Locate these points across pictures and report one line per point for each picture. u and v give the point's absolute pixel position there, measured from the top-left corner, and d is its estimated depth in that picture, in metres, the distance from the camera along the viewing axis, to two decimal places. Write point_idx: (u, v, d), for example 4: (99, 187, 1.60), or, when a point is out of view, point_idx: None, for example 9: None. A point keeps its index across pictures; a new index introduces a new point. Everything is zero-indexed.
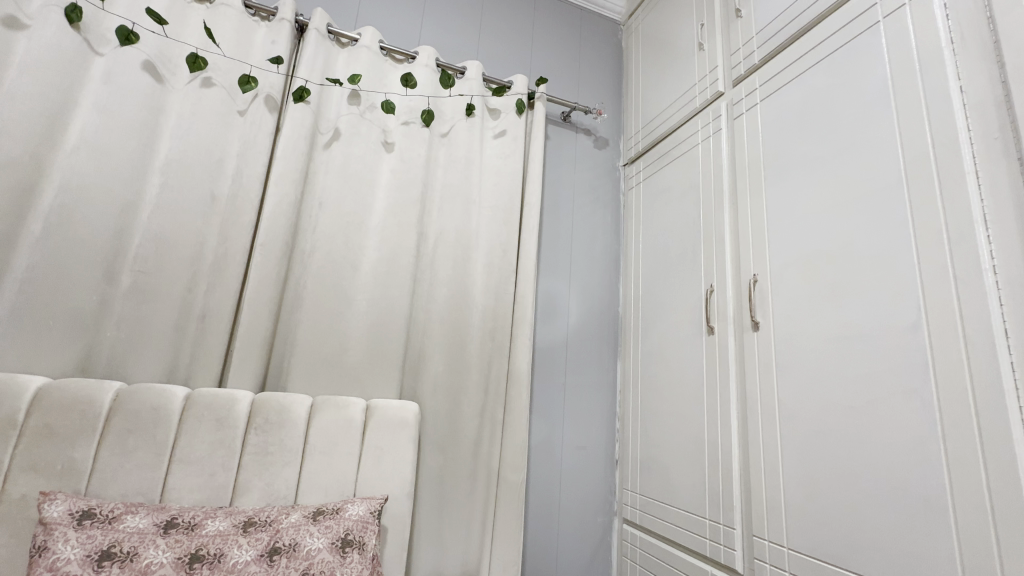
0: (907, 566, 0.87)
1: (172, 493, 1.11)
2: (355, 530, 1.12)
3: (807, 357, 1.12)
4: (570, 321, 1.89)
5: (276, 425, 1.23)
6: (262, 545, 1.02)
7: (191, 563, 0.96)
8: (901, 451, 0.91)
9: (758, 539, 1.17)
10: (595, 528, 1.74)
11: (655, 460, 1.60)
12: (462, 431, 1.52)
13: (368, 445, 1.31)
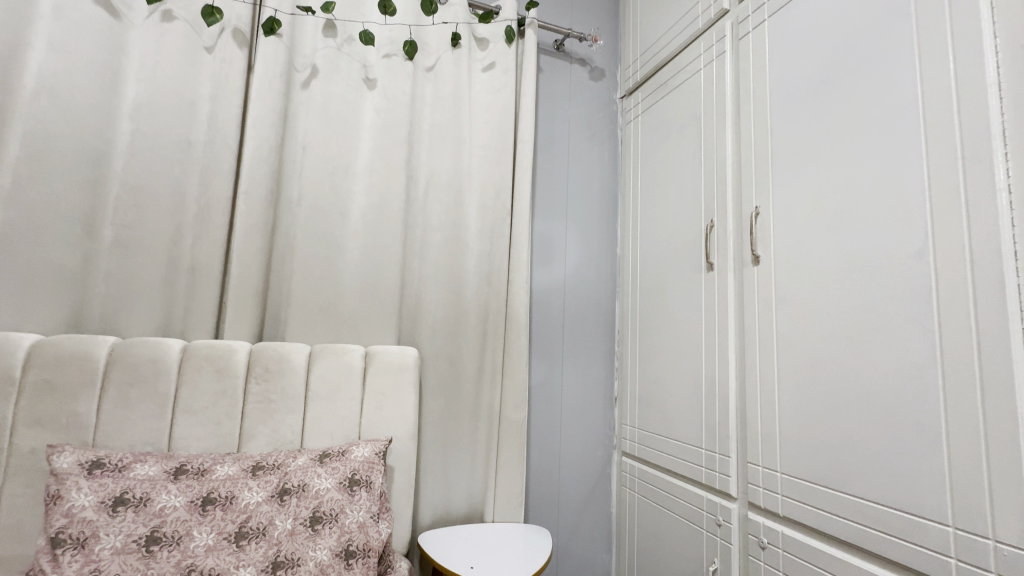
0: (894, 485, 0.90)
1: (180, 441, 1.14)
2: (362, 470, 1.15)
3: (807, 288, 1.11)
4: (568, 263, 1.86)
5: (276, 374, 1.24)
6: (273, 487, 1.06)
7: (204, 506, 0.99)
8: (896, 377, 0.91)
9: (753, 466, 1.22)
10: (595, 461, 1.81)
11: (653, 396, 1.63)
12: (463, 374, 1.54)
13: (370, 390, 1.32)
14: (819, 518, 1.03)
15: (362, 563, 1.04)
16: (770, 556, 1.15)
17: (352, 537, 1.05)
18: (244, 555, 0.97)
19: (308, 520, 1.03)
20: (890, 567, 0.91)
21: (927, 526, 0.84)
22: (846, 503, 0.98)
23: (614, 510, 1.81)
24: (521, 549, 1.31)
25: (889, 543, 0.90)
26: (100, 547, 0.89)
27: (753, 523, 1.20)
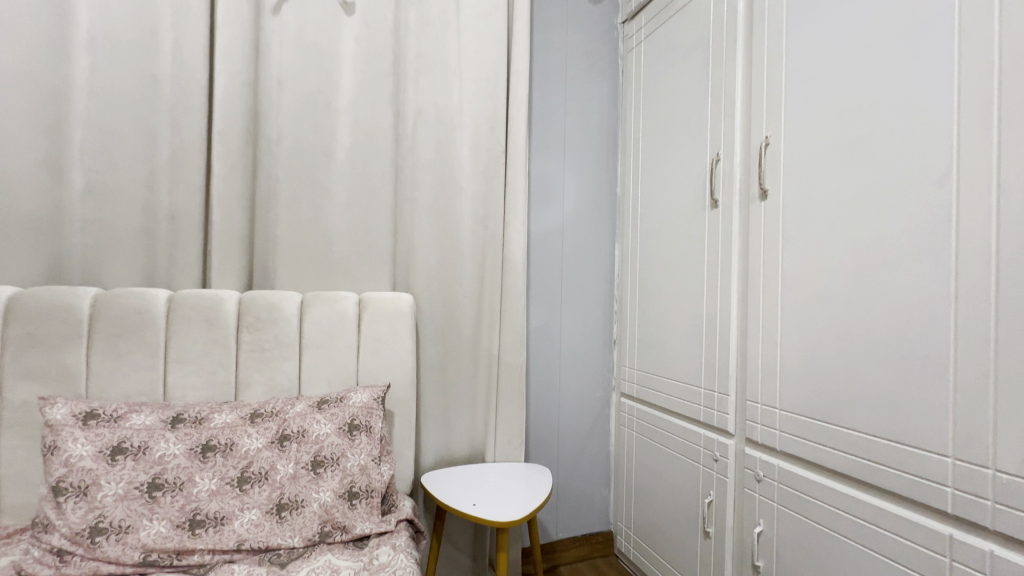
0: (896, 418, 0.90)
1: (176, 391, 1.12)
2: (361, 415, 1.15)
3: (817, 221, 1.06)
4: (566, 204, 1.79)
5: (268, 322, 1.21)
6: (272, 433, 1.06)
7: (204, 453, 0.99)
8: (908, 311, 0.88)
9: (752, 403, 1.22)
10: (594, 402, 1.83)
11: (653, 337, 1.62)
12: (461, 320, 1.52)
13: (365, 337, 1.30)
14: (817, 451, 1.04)
15: (366, 503, 1.05)
16: (765, 488, 1.18)
17: (355, 479, 1.06)
18: (248, 498, 0.98)
19: (310, 464, 1.04)
20: (885, 496, 0.92)
21: (927, 457, 0.85)
22: (845, 437, 0.99)
23: (613, 448, 1.86)
24: (522, 487, 1.35)
25: (886, 473, 0.91)
26: (103, 494, 0.90)
27: (750, 458, 1.22)
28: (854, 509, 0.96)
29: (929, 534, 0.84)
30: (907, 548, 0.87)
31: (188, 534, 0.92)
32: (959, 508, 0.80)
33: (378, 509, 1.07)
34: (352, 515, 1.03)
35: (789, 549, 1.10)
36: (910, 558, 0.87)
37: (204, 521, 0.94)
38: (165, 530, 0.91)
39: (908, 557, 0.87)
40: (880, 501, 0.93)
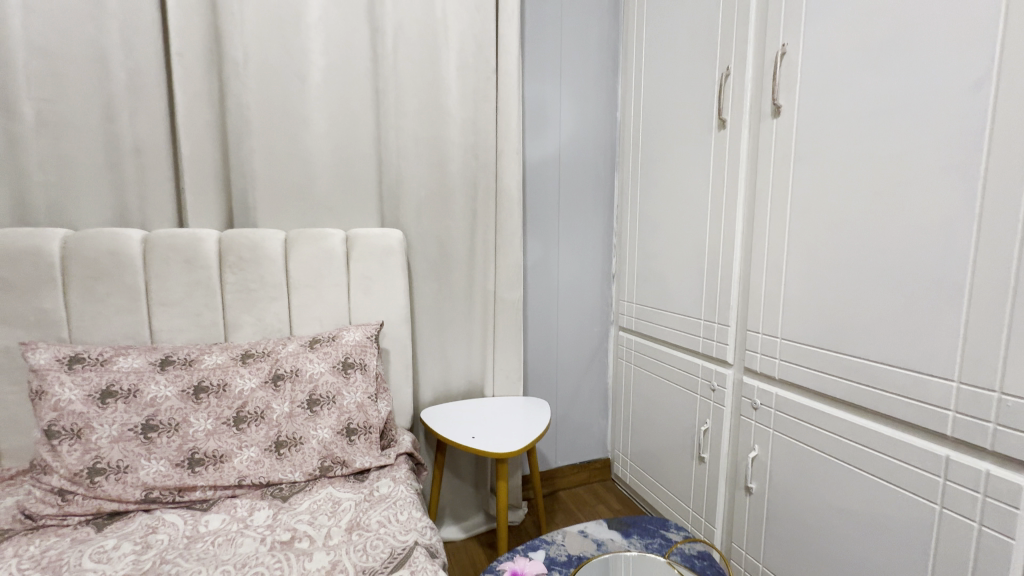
0: (901, 343, 0.87)
1: (163, 333, 1.10)
2: (355, 353, 1.13)
3: (833, 139, 0.97)
4: (563, 131, 1.68)
5: (251, 262, 1.16)
6: (265, 373, 1.05)
7: (197, 394, 0.98)
8: (924, 233, 0.83)
9: (752, 333, 1.20)
10: (593, 336, 1.83)
11: (652, 270, 1.59)
12: (454, 256, 1.47)
13: (355, 275, 1.26)
14: (817, 379, 1.03)
15: (365, 439, 1.06)
16: (761, 416, 1.18)
17: (352, 416, 1.06)
18: (246, 437, 0.98)
19: (306, 403, 1.04)
20: (883, 420, 0.92)
21: (930, 382, 0.83)
22: (846, 363, 0.97)
23: (610, 380, 1.88)
24: (522, 419, 1.37)
25: (886, 398, 0.90)
26: (97, 437, 0.89)
27: (747, 387, 1.22)
28: (850, 434, 0.97)
29: (926, 456, 0.84)
30: (901, 469, 0.88)
31: (188, 472, 0.92)
32: (959, 430, 0.80)
33: (377, 444, 1.08)
34: (351, 450, 1.04)
35: (782, 472, 1.13)
36: (904, 478, 0.88)
37: (203, 460, 0.94)
38: (165, 469, 0.91)
39: (902, 477, 0.88)
40: (877, 426, 0.93)
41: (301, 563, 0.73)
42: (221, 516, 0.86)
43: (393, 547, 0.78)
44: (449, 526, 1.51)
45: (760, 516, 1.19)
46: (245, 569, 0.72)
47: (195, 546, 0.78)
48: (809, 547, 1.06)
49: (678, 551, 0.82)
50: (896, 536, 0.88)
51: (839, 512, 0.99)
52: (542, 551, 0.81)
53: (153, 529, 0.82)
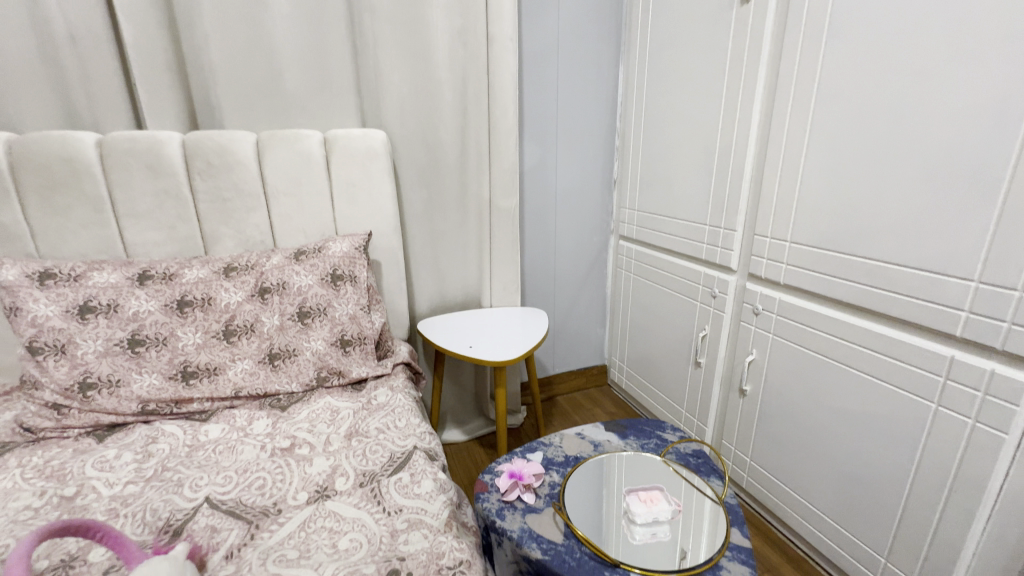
0: (922, 243, 0.82)
1: (138, 248, 1.04)
2: (344, 265, 1.08)
3: (877, 8, 0.84)
4: (562, 14, 1.48)
5: (222, 169, 1.06)
6: (251, 287, 1.01)
7: (182, 308, 0.95)
8: (967, 119, 0.74)
9: (760, 238, 1.14)
10: (591, 246, 1.77)
11: (657, 174, 1.49)
12: (444, 162, 1.36)
13: (338, 182, 1.17)
14: (824, 283, 1.00)
15: (360, 350, 1.05)
16: (761, 321, 1.17)
17: (345, 328, 1.04)
18: (238, 350, 0.96)
19: (297, 316, 1.01)
20: (889, 322, 0.90)
21: (947, 282, 0.79)
22: (858, 266, 0.93)
23: (608, 290, 1.86)
24: (519, 329, 1.36)
25: (896, 300, 0.87)
26: (83, 352, 0.87)
27: (749, 293, 1.19)
28: (852, 337, 0.95)
29: (929, 356, 0.83)
30: (901, 370, 0.88)
31: (182, 385, 0.91)
32: (968, 330, 0.77)
33: (373, 354, 1.07)
34: (347, 361, 1.03)
35: (778, 374, 1.14)
36: (903, 378, 0.87)
37: (197, 373, 0.93)
38: (158, 383, 0.90)
39: (901, 377, 0.88)
40: (882, 328, 0.91)
41: (302, 468, 0.75)
42: (221, 425, 0.86)
43: (392, 451, 0.79)
44: (450, 430, 1.57)
45: (752, 415, 1.23)
46: (247, 475, 0.73)
47: (196, 454, 0.78)
48: (799, 442, 1.10)
49: (673, 451, 0.83)
50: (888, 433, 0.90)
51: (832, 411, 1.01)
52: (540, 452, 0.83)
53: (153, 439, 0.82)
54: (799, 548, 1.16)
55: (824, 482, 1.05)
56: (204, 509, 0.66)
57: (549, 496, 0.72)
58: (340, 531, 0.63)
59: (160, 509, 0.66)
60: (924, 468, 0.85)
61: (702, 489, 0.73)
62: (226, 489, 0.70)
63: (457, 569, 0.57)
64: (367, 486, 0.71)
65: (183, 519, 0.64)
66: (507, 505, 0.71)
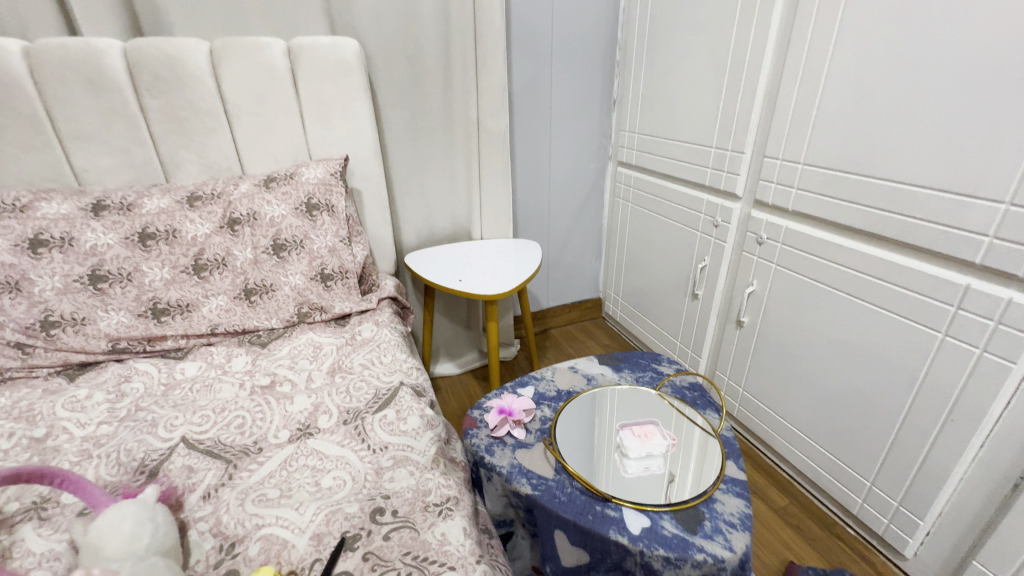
0: (951, 162, 0.74)
1: (90, 175, 0.94)
2: (319, 193, 0.99)
3: None
4: None
5: (174, 84, 0.93)
6: (219, 218, 0.93)
7: (144, 242, 0.87)
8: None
9: (770, 161, 1.06)
10: (588, 174, 1.67)
11: (661, 91, 1.36)
12: (427, 77, 1.23)
13: (308, 100, 1.05)
14: (836, 209, 0.93)
15: (342, 284, 0.99)
16: (764, 251, 1.11)
17: (325, 262, 0.98)
18: (211, 285, 0.90)
19: (271, 249, 0.94)
20: (903, 250, 0.85)
21: (973, 206, 0.73)
22: (876, 189, 0.86)
23: (605, 221, 1.78)
24: (511, 261, 1.30)
25: (914, 226, 0.81)
26: (40, 290, 0.80)
27: (754, 222, 1.13)
28: (860, 266, 0.90)
29: (941, 286, 0.79)
30: (909, 300, 0.84)
31: (154, 323, 0.86)
32: (989, 258, 0.72)
33: (357, 289, 1.02)
34: (329, 296, 0.98)
35: (778, 305, 1.10)
36: (910, 308, 0.83)
37: (168, 310, 0.88)
38: (127, 320, 0.85)
39: (907, 308, 0.84)
40: (895, 256, 0.85)
41: (283, 406, 0.71)
42: (198, 363, 0.83)
43: (377, 388, 0.76)
44: (444, 363, 1.56)
45: (748, 347, 1.21)
46: (225, 413, 0.70)
47: (172, 393, 0.75)
48: (795, 373, 1.08)
49: (669, 384, 0.81)
50: (888, 364, 0.88)
51: (831, 342, 0.98)
52: (531, 387, 0.80)
53: (126, 378, 0.78)
54: (786, 472, 1.19)
55: (817, 411, 1.05)
56: (180, 449, 0.63)
57: (539, 432, 0.70)
58: (323, 470, 0.60)
59: (135, 449, 0.63)
60: (921, 397, 0.84)
61: (697, 422, 0.71)
62: (203, 429, 0.67)
63: (444, 506, 0.55)
64: (352, 423, 0.68)
65: (158, 460, 0.61)
66: (497, 441, 0.69)
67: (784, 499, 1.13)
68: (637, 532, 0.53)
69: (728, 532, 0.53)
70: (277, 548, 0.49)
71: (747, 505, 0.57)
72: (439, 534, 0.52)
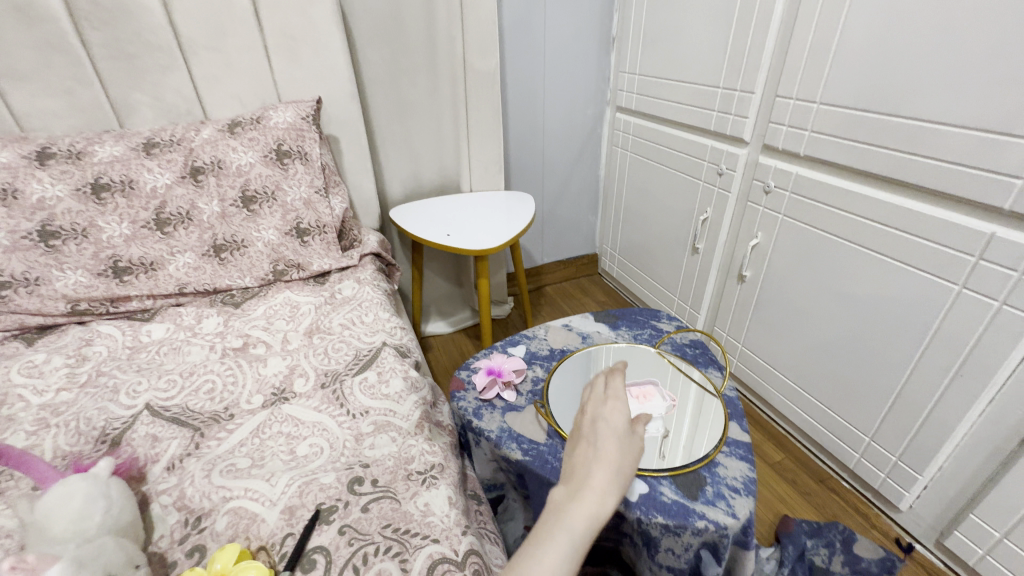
0: (988, 97, 0.67)
1: (32, 121, 0.83)
2: (290, 138, 0.91)
3: None
4: None
5: (117, 13, 0.82)
6: (180, 167, 0.84)
7: (97, 194, 0.79)
8: None
9: (782, 101, 0.97)
10: (584, 120, 1.57)
11: (665, 26, 1.24)
12: (407, 8, 1.10)
13: (273, 34, 0.95)
14: (852, 152, 0.86)
15: (320, 239, 0.93)
16: (771, 201, 1.04)
17: (300, 215, 0.91)
18: (176, 242, 0.84)
19: (240, 201, 0.87)
20: (923, 197, 0.78)
21: (1008, 145, 0.66)
22: (899, 130, 0.78)
23: (601, 172, 1.70)
24: (504, 214, 1.24)
25: (938, 170, 0.74)
26: None
27: (761, 169, 1.05)
28: (875, 215, 0.84)
29: (963, 234, 0.73)
30: (925, 250, 0.78)
31: (115, 282, 0.80)
32: (1020, 203, 0.66)
33: (337, 245, 0.95)
34: (306, 252, 0.92)
35: (782, 258, 1.05)
36: (926, 259, 0.78)
37: (131, 268, 0.81)
38: (86, 280, 0.78)
39: (923, 259, 0.79)
40: (913, 203, 0.79)
41: (255, 369, 0.67)
42: (166, 325, 0.77)
43: (358, 349, 0.71)
44: (435, 322, 1.52)
45: (749, 302, 1.17)
46: (194, 378, 0.65)
47: (138, 357, 0.70)
48: (797, 328, 1.04)
49: (669, 342, 0.77)
50: (897, 318, 0.84)
51: (838, 295, 0.94)
52: (523, 346, 0.76)
53: (87, 341, 0.73)
54: (781, 427, 1.18)
55: (818, 366, 1.02)
56: (143, 418, 0.58)
57: (531, 394, 0.66)
58: (299, 437, 0.56)
59: (95, 418, 0.58)
60: (931, 352, 0.80)
61: (698, 382, 0.67)
62: (169, 395, 0.62)
63: (429, 474, 0.52)
64: (330, 386, 0.64)
65: (121, 428, 0.57)
66: (485, 404, 0.65)
67: (779, 453, 1.11)
68: (635, 499, 0.50)
69: (731, 498, 0.51)
70: (245, 522, 0.46)
71: (751, 468, 0.55)
72: (422, 504, 0.48)
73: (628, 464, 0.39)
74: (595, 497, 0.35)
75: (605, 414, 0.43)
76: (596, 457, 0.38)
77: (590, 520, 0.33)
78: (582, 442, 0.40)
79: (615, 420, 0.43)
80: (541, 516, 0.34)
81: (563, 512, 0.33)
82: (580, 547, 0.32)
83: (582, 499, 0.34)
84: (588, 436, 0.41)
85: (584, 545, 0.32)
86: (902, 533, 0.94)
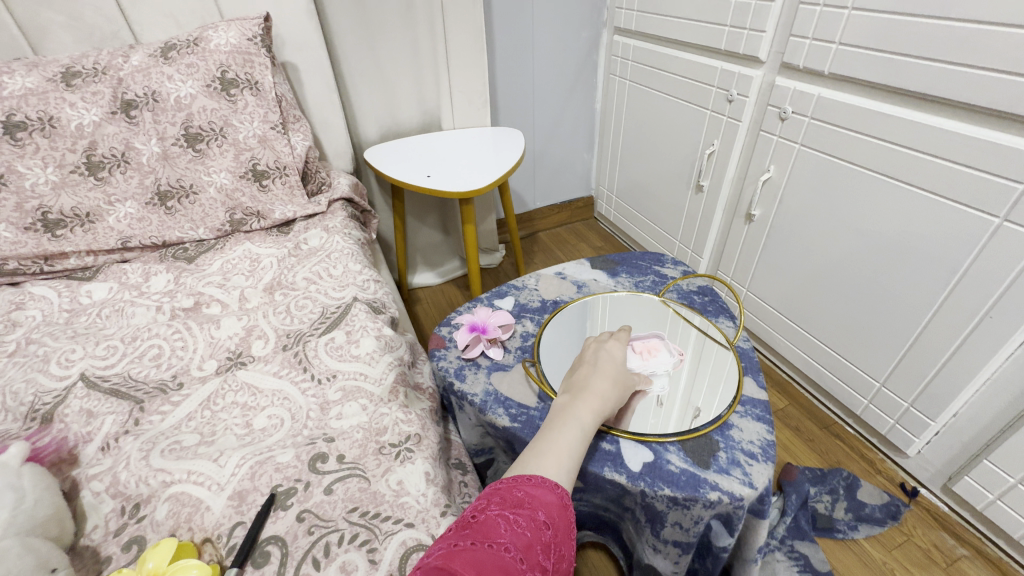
0: None
1: None
2: (236, 64, 0.78)
3: None
4: None
5: None
6: (109, 100, 0.72)
7: (12, 133, 0.67)
8: None
9: (806, 9, 0.84)
10: (578, 45, 1.41)
11: None
12: None
13: None
14: (886, 67, 0.75)
15: (281, 183, 0.83)
16: (787, 130, 0.93)
17: (256, 155, 0.81)
18: (113, 188, 0.73)
19: (184, 139, 0.76)
20: (965, 117, 0.68)
21: None
22: (944, 37, 0.67)
23: (597, 105, 1.56)
24: (493, 152, 1.12)
25: (990, 82, 0.64)
26: None
27: (777, 93, 0.93)
28: (907, 140, 0.74)
29: (1009, 159, 0.64)
30: (963, 179, 0.69)
31: (47, 237, 0.70)
32: None
33: (301, 189, 0.86)
34: (266, 198, 0.83)
35: (796, 194, 0.95)
36: (963, 188, 0.69)
37: (64, 221, 0.70)
38: (11, 236, 0.68)
39: (959, 189, 0.70)
40: (954, 125, 0.69)
41: (207, 331, 0.59)
42: (109, 284, 0.68)
43: (325, 306, 0.63)
44: (422, 273, 1.43)
45: (757, 244, 1.08)
46: (138, 343, 0.57)
47: (76, 321, 0.62)
48: (809, 270, 0.97)
49: (675, 289, 0.69)
50: (923, 256, 0.76)
51: (858, 233, 0.86)
52: (511, 298, 0.68)
53: (18, 305, 0.64)
54: (785, 372, 1.14)
55: (829, 310, 0.95)
56: (77, 390, 0.50)
57: (520, 351, 0.59)
58: (256, 407, 0.50)
59: (22, 392, 0.50)
60: (958, 293, 0.73)
61: (708, 333, 0.60)
62: (108, 363, 0.54)
63: (403, 447, 0.45)
64: (292, 348, 0.57)
65: (52, 403, 0.49)
66: (469, 363, 0.58)
67: (783, 401, 1.07)
68: (638, 469, 0.45)
69: (748, 465, 0.46)
70: (188, 511, 0.39)
71: (768, 430, 0.49)
72: (395, 482, 0.42)
73: (622, 383, 0.47)
74: (596, 399, 0.43)
75: (608, 345, 0.50)
76: (596, 370, 0.46)
77: (595, 417, 0.41)
78: (584, 362, 0.48)
79: (614, 351, 0.50)
80: (554, 411, 0.42)
81: (574, 409, 0.41)
82: (587, 436, 0.40)
83: (587, 399, 0.43)
84: (590, 359, 0.48)
85: (591, 434, 0.40)
86: (907, 478, 0.91)
